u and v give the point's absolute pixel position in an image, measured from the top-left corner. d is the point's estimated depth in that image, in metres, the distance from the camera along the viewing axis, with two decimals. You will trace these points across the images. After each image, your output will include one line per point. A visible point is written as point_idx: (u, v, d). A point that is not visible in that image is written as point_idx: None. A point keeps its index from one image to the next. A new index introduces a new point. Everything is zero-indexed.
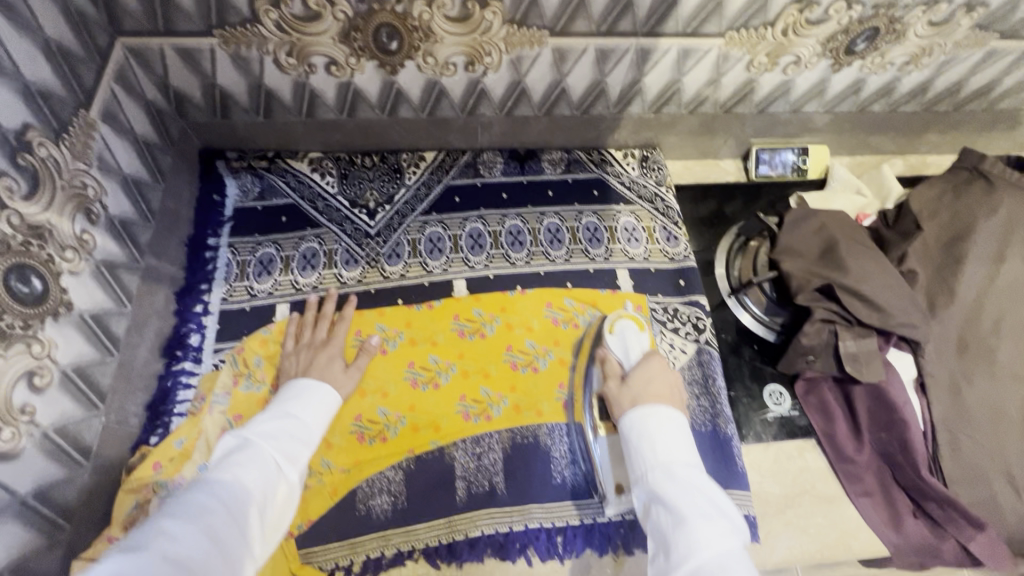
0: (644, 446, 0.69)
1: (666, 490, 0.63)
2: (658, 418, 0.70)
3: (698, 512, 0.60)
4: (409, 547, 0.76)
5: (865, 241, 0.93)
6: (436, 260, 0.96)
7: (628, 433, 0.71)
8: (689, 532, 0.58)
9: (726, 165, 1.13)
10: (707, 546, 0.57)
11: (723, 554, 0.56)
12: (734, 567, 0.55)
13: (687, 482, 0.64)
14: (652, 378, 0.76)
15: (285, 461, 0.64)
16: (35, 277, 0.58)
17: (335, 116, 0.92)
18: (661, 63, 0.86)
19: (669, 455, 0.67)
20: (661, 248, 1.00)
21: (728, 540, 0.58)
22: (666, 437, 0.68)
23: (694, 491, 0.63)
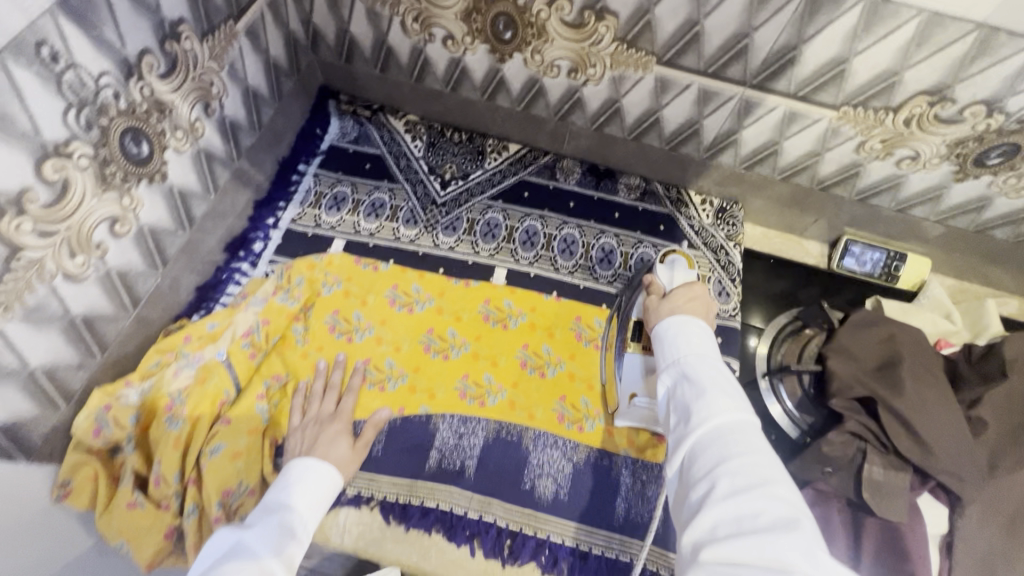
0: (677, 341, 0.66)
1: (694, 370, 0.60)
2: (691, 324, 0.68)
3: (724, 387, 0.56)
4: (367, 494, 0.79)
5: (935, 369, 0.83)
6: (487, 244, 1.00)
7: (662, 335, 0.69)
8: (710, 401, 0.55)
9: (810, 247, 1.06)
10: (729, 412, 0.54)
11: (744, 424, 0.54)
12: (753, 434, 0.53)
13: (718, 369, 0.60)
14: (692, 297, 0.76)
15: (284, 565, 0.56)
16: (145, 143, 0.67)
17: (440, 87, 0.98)
18: (764, 120, 0.83)
19: (700, 349, 0.64)
20: (710, 302, 0.96)
21: (748, 414, 0.55)
22: (695, 338, 0.65)
23: (720, 373, 0.59)
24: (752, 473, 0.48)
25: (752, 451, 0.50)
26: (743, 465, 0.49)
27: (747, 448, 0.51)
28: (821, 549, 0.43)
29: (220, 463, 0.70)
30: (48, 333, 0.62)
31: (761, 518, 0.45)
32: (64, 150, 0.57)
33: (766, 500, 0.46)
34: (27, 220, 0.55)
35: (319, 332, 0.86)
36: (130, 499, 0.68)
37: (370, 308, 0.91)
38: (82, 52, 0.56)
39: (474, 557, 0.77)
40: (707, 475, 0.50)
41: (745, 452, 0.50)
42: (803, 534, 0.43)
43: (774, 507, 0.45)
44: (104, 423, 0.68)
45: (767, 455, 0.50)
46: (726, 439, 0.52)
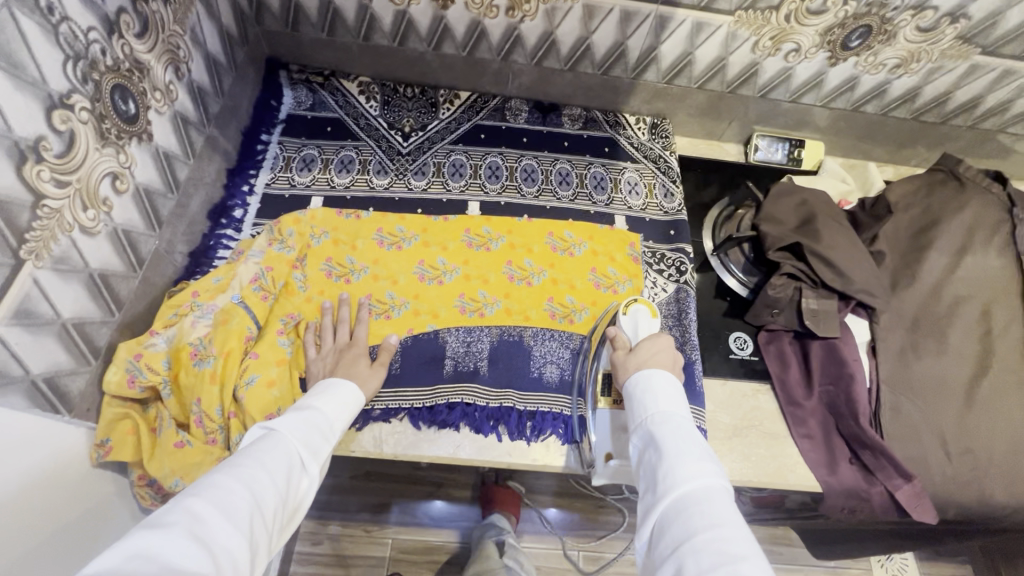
0: (646, 397, 0.71)
1: (665, 432, 0.65)
2: (659, 375, 0.73)
3: (688, 453, 0.62)
4: (395, 406, 0.86)
5: (841, 219, 1.02)
6: (456, 182, 1.08)
7: (631, 391, 0.74)
8: (676, 467, 0.61)
9: (728, 149, 1.24)
10: (694, 479, 0.60)
11: (709, 489, 0.59)
12: (717, 502, 0.58)
13: (683, 425, 0.66)
14: (662, 349, 0.78)
15: (307, 458, 0.65)
16: (131, 101, 0.70)
17: (388, 43, 1.05)
18: (677, 33, 0.98)
19: (671, 405, 0.69)
20: (658, 203, 1.11)
21: (712, 480, 0.60)
22: (664, 392, 0.71)
23: (686, 436, 0.64)
24: (716, 547, 0.52)
25: (717, 521, 0.55)
26: (707, 540, 0.53)
27: (710, 518, 0.56)
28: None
29: (259, 393, 0.75)
30: (73, 286, 0.64)
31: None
32: (67, 101, 0.60)
33: (730, 574, 0.50)
34: (46, 167, 0.58)
35: (318, 279, 0.92)
36: (176, 440, 0.73)
37: (361, 252, 0.97)
38: (70, 6, 0.60)
39: (502, 441, 0.86)
40: (673, 554, 0.55)
41: (711, 525, 0.55)
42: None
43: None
44: (137, 372, 0.71)
45: (731, 524, 0.55)
46: (692, 509, 0.57)
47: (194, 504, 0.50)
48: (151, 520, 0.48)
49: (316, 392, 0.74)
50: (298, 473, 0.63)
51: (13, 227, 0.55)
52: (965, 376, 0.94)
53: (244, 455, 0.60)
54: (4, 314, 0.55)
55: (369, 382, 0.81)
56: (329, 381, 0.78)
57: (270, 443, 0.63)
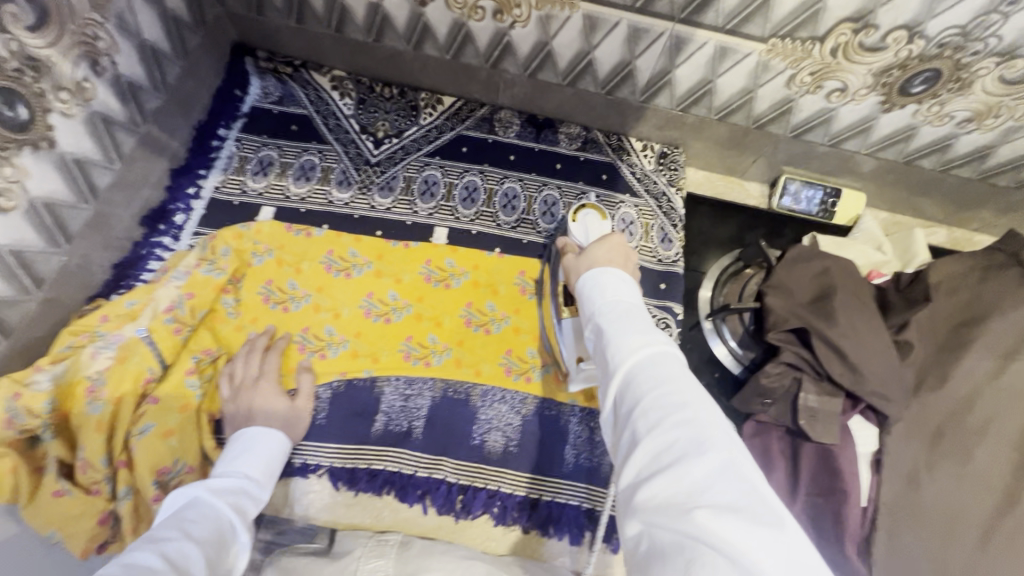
0: (593, 292, 0.61)
1: (609, 318, 0.56)
2: (606, 270, 0.63)
3: (631, 327, 0.53)
4: (313, 463, 0.78)
5: (866, 298, 0.85)
6: (426, 202, 0.96)
7: (583, 289, 0.64)
8: (619, 340, 0.52)
9: (751, 189, 1.07)
10: (642, 346, 0.50)
11: (658, 352, 0.50)
12: (666, 360, 0.49)
13: (628, 306, 0.57)
14: (609, 249, 0.70)
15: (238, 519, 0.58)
16: (20, 105, 0.61)
17: (362, 37, 0.92)
18: (695, 57, 0.81)
19: (615, 293, 0.59)
20: (653, 248, 0.96)
21: (658, 338, 0.51)
22: (612, 283, 0.61)
23: (632, 315, 0.55)
24: (666, 403, 0.44)
25: (667, 377, 0.47)
26: (656, 399, 0.45)
27: (659, 377, 0.47)
28: (741, 461, 0.40)
29: (152, 444, 0.68)
30: None
31: (675, 450, 0.41)
32: None
33: (680, 429, 0.42)
34: None
35: (252, 304, 0.84)
36: (56, 489, 0.65)
37: (305, 276, 0.87)
38: None
39: (427, 515, 0.77)
40: (629, 421, 0.46)
41: (658, 385, 0.46)
42: (723, 460, 0.40)
43: (690, 434, 0.42)
44: (15, 414, 0.63)
45: (682, 378, 0.47)
46: (638, 373, 0.48)
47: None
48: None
49: (233, 456, 0.67)
50: (228, 532, 0.55)
51: None
52: (986, 509, 0.78)
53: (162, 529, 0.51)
54: None
55: (294, 423, 0.76)
56: (241, 432, 0.71)
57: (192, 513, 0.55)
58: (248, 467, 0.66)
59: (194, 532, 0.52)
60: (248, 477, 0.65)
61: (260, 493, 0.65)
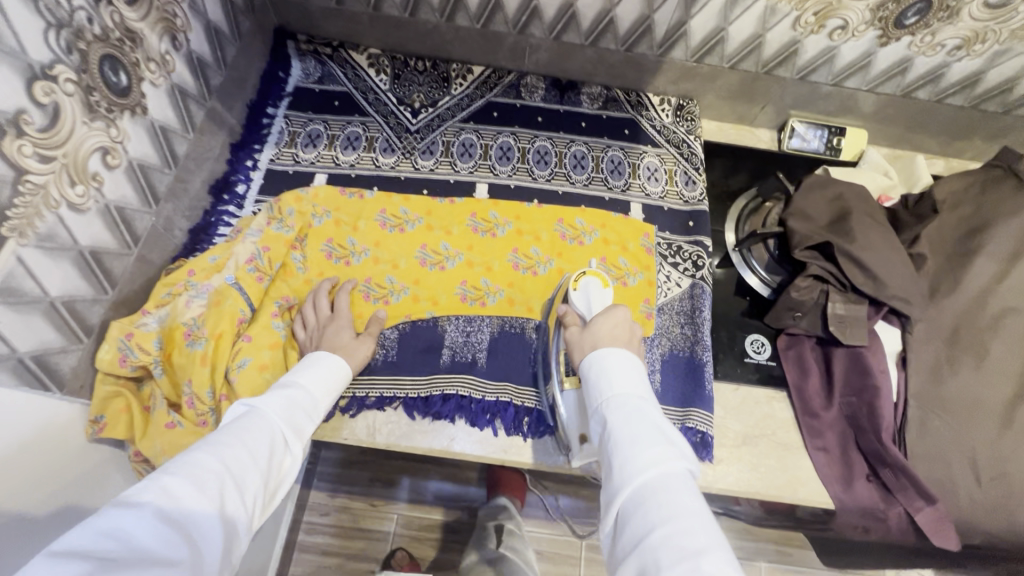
0: (601, 383, 0.66)
1: (620, 416, 0.61)
2: (617, 357, 0.68)
3: (642, 438, 0.57)
4: (389, 395, 0.84)
5: (879, 217, 0.94)
6: (465, 162, 1.04)
7: (588, 374, 0.69)
8: (630, 453, 0.56)
9: (761, 134, 1.15)
10: (648, 466, 0.55)
11: (668, 475, 0.54)
12: (675, 486, 0.53)
13: (641, 407, 0.62)
14: (614, 323, 0.75)
15: (293, 434, 0.61)
16: (122, 72, 0.68)
17: (398, 13, 1.00)
18: (709, 7, 0.89)
19: (624, 386, 0.65)
20: (679, 192, 1.04)
21: (670, 454, 0.56)
22: (620, 372, 0.66)
23: (642, 421, 0.60)
24: (676, 539, 0.48)
25: (676, 505, 0.51)
26: (665, 534, 0.49)
27: (664, 509, 0.51)
28: None
29: (250, 376, 0.74)
30: (61, 264, 0.63)
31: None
32: (50, 72, 0.58)
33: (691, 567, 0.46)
34: (27, 142, 0.56)
35: (318, 260, 0.90)
36: (167, 420, 0.72)
37: (363, 232, 0.94)
38: None
39: (498, 436, 0.83)
40: (632, 553, 0.50)
41: (665, 519, 0.50)
42: None
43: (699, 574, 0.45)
44: (128, 351, 0.70)
45: (692, 509, 0.51)
46: (648, 498, 0.53)
47: (170, 482, 0.47)
48: (126, 494, 0.45)
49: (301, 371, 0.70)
50: (281, 448, 0.59)
51: None
52: (1005, 394, 0.85)
53: (223, 432, 0.55)
54: None
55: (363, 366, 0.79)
56: (320, 354, 0.74)
57: (252, 422, 0.58)
58: (315, 387, 0.69)
59: (250, 445, 0.55)
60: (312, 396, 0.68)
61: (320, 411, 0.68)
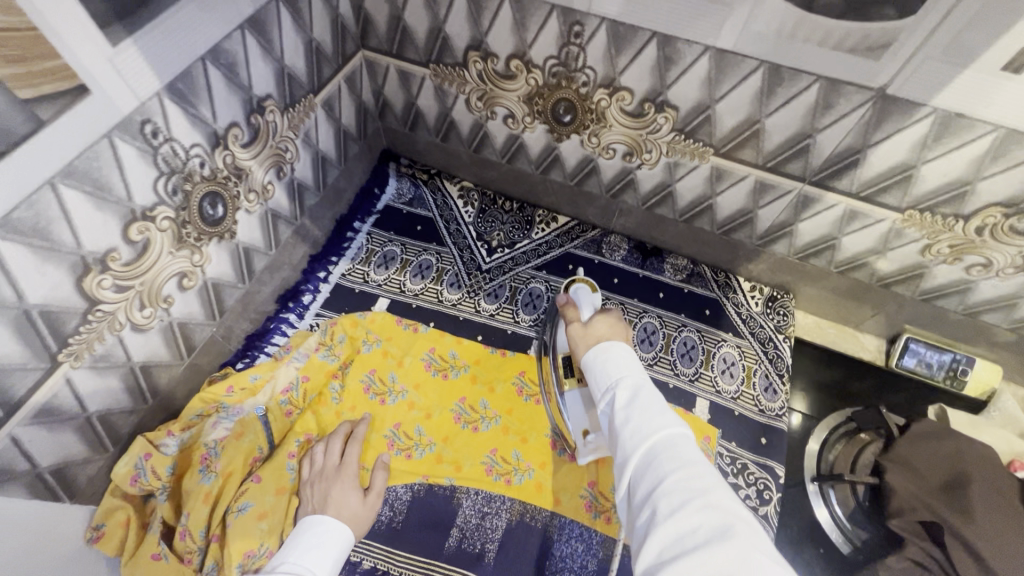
0: (604, 364, 0.57)
1: (626, 392, 0.53)
2: (619, 343, 0.60)
3: (654, 406, 0.50)
4: (383, 568, 0.76)
5: (1014, 497, 0.73)
6: (528, 314, 0.99)
7: (590, 360, 0.59)
8: (638, 422, 0.49)
9: (865, 342, 1.01)
10: (661, 425, 0.48)
11: (679, 434, 0.48)
12: (687, 444, 0.47)
13: (649, 382, 0.54)
14: (612, 322, 0.65)
15: None
16: (220, 204, 0.71)
17: (496, 157, 1.01)
18: (823, 215, 0.81)
19: (626, 363, 0.56)
20: (756, 396, 0.92)
21: (679, 415, 0.50)
22: (625, 352, 0.58)
23: (654, 391, 0.52)
24: (686, 487, 0.43)
25: (689, 457, 0.45)
26: (678, 482, 0.43)
27: (682, 461, 0.45)
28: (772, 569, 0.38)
29: (247, 524, 0.70)
30: (107, 380, 0.64)
31: (700, 533, 0.40)
32: (150, 214, 0.61)
33: (703, 512, 0.41)
34: (108, 276, 0.59)
35: (354, 391, 0.86)
36: (155, 551, 0.68)
37: (405, 371, 0.91)
38: (178, 127, 0.61)
39: None
40: (647, 501, 0.44)
41: (676, 469, 0.44)
42: None
43: (714, 520, 0.40)
44: (141, 472, 0.69)
45: (707, 465, 0.45)
46: (659, 452, 0.46)
47: None
48: None
49: (306, 547, 0.64)
50: None
51: (57, 334, 0.56)
52: None
53: None
54: (23, 415, 0.55)
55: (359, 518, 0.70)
56: (309, 519, 0.67)
57: None
58: (315, 562, 0.62)
59: None
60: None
61: None
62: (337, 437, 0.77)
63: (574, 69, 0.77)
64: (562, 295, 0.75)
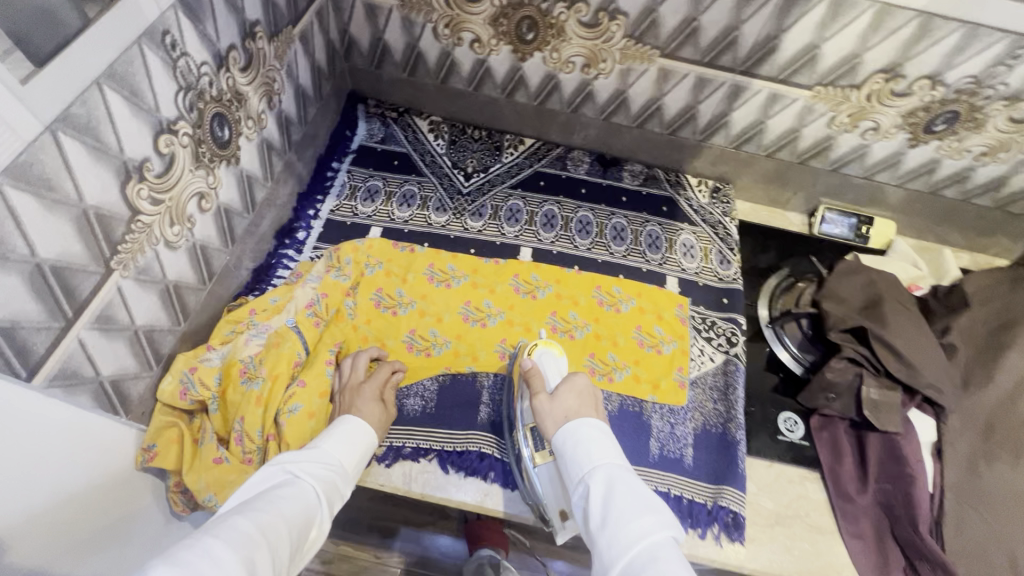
0: (577, 452, 0.68)
1: (599, 494, 0.62)
2: (587, 425, 0.70)
3: (626, 510, 0.59)
4: (425, 447, 0.85)
5: (910, 306, 0.96)
6: (511, 226, 1.10)
7: (561, 443, 0.70)
8: (619, 524, 0.58)
9: (792, 218, 1.20)
10: (638, 534, 0.57)
11: (657, 546, 0.56)
12: (664, 555, 0.55)
13: (618, 486, 0.62)
14: (578, 391, 0.76)
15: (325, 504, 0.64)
16: (226, 126, 0.75)
17: (463, 86, 1.09)
18: (751, 102, 0.98)
19: (600, 454, 0.66)
20: (713, 268, 1.09)
21: (653, 532, 0.57)
22: (597, 441, 0.68)
23: (626, 488, 0.61)
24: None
25: (665, 573, 0.52)
26: None
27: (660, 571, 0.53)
28: None
29: (298, 422, 0.76)
30: (149, 296, 0.67)
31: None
32: (173, 127, 0.65)
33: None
34: (145, 186, 0.62)
35: (366, 308, 0.94)
36: (215, 456, 0.74)
37: (411, 285, 0.99)
38: (190, 43, 0.64)
39: (528, 498, 0.82)
40: None
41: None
42: None
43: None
44: (190, 385, 0.74)
45: (682, 572, 0.53)
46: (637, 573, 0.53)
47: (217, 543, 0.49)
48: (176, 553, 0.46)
49: (337, 442, 0.72)
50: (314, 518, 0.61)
51: (109, 239, 0.59)
52: None
53: (262, 498, 0.58)
54: (87, 319, 0.58)
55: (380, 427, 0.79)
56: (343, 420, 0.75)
57: (290, 487, 0.61)
58: (343, 456, 0.71)
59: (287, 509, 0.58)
60: (341, 466, 0.70)
61: (345, 488, 0.69)
62: (364, 353, 0.86)
63: None
64: (528, 361, 0.84)
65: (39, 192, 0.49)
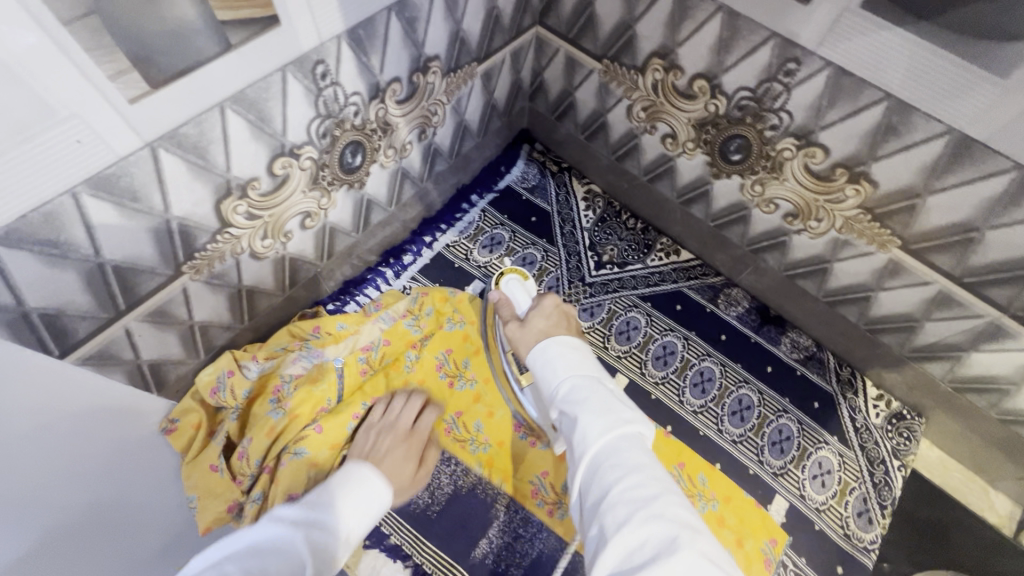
0: (549, 364, 0.53)
1: (566, 394, 0.50)
2: (556, 340, 0.54)
3: (592, 405, 0.48)
4: (409, 552, 0.75)
5: None
6: (618, 343, 0.92)
7: (534, 359, 0.54)
8: (583, 420, 0.47)
9: (996, 501, 0.84)
10: (605, 430, 0.46)
11: (627, 436, 0.47)
12: (636, 446, 0.46)
13: (601, 390, 0.50)
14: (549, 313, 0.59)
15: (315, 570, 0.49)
16: (360, 154, 0.70)
17: (637, 172, 0.93)
18: (1011, 354, 0.68)
19: (573, 360, 0.52)
20: (844, 517, 0.81)
21: (626, 418, 0.48)
22: (564, 349, 0.53)
23: (596, 389, 0.50)
24: (635, 495, 0.42)
25: (636, 464, 0.45)
26: (624, 492, 0.43)
27: (628, 466, 0.44)
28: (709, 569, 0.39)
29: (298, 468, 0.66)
30: (216, 296, 0.66)
31: (647, 547, 0.40)
32: (297, 151, 0.60)
33: (652, 520, 0.41)
34: (244, 203, 0.59)
35: (427, 365, 0.75)
36: (213, 463, 0.69)
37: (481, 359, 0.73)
38: (346, 73, 0.59)
39: None
40: (594, 515, 0.43)
41: (629, 474, 0.44)
42: None
43: (660, 526, 0.41)
44: (221, 389, 0.72)
45: (650, 469, 0.44)
46: (607, 463, 0.45)
47: None
48: None
49: (350, 499, 0.58)
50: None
51: (187, 247, 0.57)
52: None
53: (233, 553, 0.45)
54: (140, 312, 0.58)
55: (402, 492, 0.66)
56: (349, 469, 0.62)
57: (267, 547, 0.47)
58: (349, 521, 0.56)
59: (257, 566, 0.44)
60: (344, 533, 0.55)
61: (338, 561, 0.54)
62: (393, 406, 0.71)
63: (766, 109, 0.67)
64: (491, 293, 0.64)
65: (121, 202, 0.48)
